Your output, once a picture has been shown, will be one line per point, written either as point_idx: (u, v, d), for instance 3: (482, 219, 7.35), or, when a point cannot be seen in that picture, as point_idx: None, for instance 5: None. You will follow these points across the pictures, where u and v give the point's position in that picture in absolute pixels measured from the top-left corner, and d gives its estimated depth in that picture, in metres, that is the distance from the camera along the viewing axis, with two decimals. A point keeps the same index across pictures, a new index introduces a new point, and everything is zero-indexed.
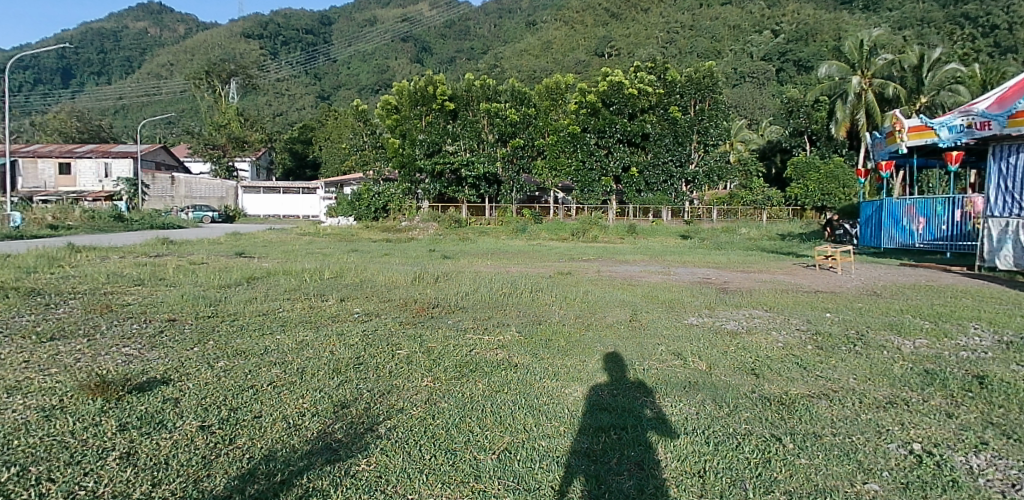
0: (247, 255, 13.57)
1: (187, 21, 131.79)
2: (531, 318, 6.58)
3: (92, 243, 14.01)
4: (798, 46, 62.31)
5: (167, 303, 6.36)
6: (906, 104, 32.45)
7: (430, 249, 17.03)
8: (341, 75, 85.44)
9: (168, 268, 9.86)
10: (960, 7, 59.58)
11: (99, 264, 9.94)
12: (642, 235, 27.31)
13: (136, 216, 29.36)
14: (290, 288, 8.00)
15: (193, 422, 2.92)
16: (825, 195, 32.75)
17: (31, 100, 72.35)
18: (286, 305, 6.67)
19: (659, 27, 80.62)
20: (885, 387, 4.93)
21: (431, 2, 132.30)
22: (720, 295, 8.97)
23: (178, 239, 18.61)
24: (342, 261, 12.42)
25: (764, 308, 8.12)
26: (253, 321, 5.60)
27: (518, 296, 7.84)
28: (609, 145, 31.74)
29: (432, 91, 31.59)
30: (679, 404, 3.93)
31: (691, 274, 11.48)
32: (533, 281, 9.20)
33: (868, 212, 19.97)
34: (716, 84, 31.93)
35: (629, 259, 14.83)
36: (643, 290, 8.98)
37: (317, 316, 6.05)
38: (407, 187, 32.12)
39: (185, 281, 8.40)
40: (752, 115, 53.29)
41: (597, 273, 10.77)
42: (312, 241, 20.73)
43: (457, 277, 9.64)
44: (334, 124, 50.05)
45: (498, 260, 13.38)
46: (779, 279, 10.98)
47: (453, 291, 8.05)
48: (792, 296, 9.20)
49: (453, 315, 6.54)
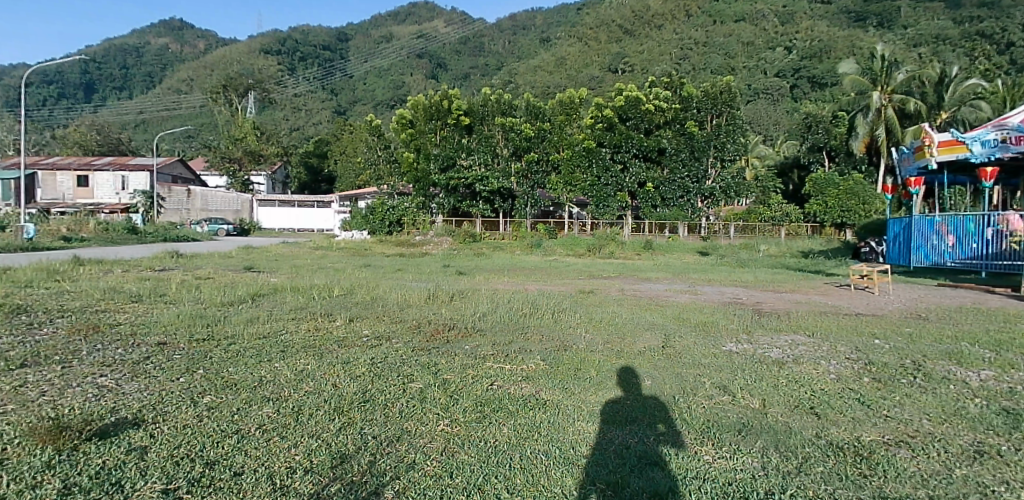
0: (256, 269, 13.21)
1: (208, 37, 134.38)
2: (554, 344, 6.01)
3: (100, 255, 13.75)
4: (813, 63, 61.98)
5: (160, 324, 5.86)
6: (928, 119, 31.74)
7: (444, 265, 16.58)
8: (357, 90, 86.23)
9: (170, 283, 9.44)
10: (976, 25, 59.09)
11: (102, 279, 9.59)
12: (659, 250, 26.80)
13: (150, 228, 29.29)
14: (297, 306, 7.56)
15: (155, 486, 2.39)
16: (845, 212, 31.67)
17: (53, 113, 73.52)
18: (289, 327, 6.15)
19: (672, 44, 80.44)
20: (966, 430, 4.29)
21: (446, 20, 134.07)
22: (758, 318, 8.30)
23: (190, 251, 18.40)
24: (354, 277, 11.98)
25: (807, 334, 7.45)
26: (255, 346, 5.09)
27: (539, 317, 7.26)
28: (625, 160, 31.11)
29: (447, 106, 31.44)
30: (739, 457, 3.36)
31: (720, 293, 10.83)
32: (554, 302, 8.58)
33: (895, 229, 19.13)
34: (735, 100, 31.38)
35: (651, 276, 14.24)
36: (673, 312, 8.37)
37: (322, 340, 5.49)
38: (421, 201, 31.87)
39: (186, 297, 7.94)
40: (768, 131, 52.67)
41: (621, 292, 10.21)
42: (325, 255, 20.47)
43: (474, 296, 9.09)
44: (349, 139, 50.33)
45: (515, 277, 12.87)
46: (814, 299, 10.36)
47: (469, 311, 7.49)
48: (834, 319, 8.52)
49: (471, 339, 5.99)
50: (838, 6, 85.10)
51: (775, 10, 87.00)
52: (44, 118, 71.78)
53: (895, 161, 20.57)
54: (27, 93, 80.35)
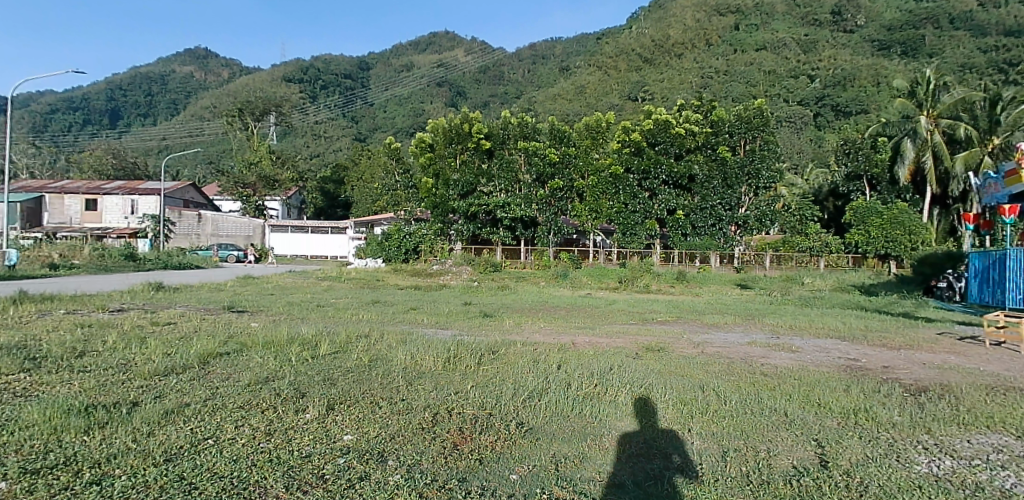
0: (239, 308, 11.03)
1: (232, 66, 136.29)
2: (654, 470, 3.60)
3: (57, 289, 11.67)
4: (837, 90, 59.53)
5: (7, 427, 3.56)
6: (985, 145, 28.99)
7: (464, 303, 14.18)
8: (377, 118, 85.78)
9: (108, 334, 7.16)
10: (1005, 53, 56.33)
11: (22, 327, 7.37)
12: (693, 283, 24.35)
13: (151, 254, 27.49)
14: (255, 381, 5.16)
15: None
16: (890, 243, 28.22)
17: (79, 140, 73.57)
18: (225, 430, 3.82)
19: (693, 73, 78.66)
20: None
21: (466, 49, 134.04)
22: (915, 401, 5.75)
23: (176, 282, 16.32)
24: (355, 323, 9.58)
25: (1014, 435, 4.90)
26: (130, 493, 2.81)
27: (615, 403, 4.89)
28: (653, 187, 28.83)
29: (468, 129, 29.54)
30: None
31: (824, 351, 8.37)
32: (617, 367, 6.18)
33: (978, 265, 16.56)
34: (769, 124, 28.70)
35: (714, 320, 11.72)
36: (794, 390, 5.83)
37: (268, 473, 3.16)
38: (439, 228, 29.97)
39: (109, 361, 5.67)
40: (797, 159, 50.23)
41: (698, 349, 7.80)
42: (332, 286, 18.31)
43: (512, 357, 6.66)
44: (366, 165, 49.13)
45: (553, 320, 10.62)
46: (949, 362, 7.80)
47: (508, 391, 5.08)
48: (1020, 401, 5.91)
49: (518, 456, 3.69)
50: (860, 35, 82.40)
51: (797, 38, 84.51)
52: (69, 144, 71.98)
53: (978, 188, 18.05)
54: (54, 120, 80.93)
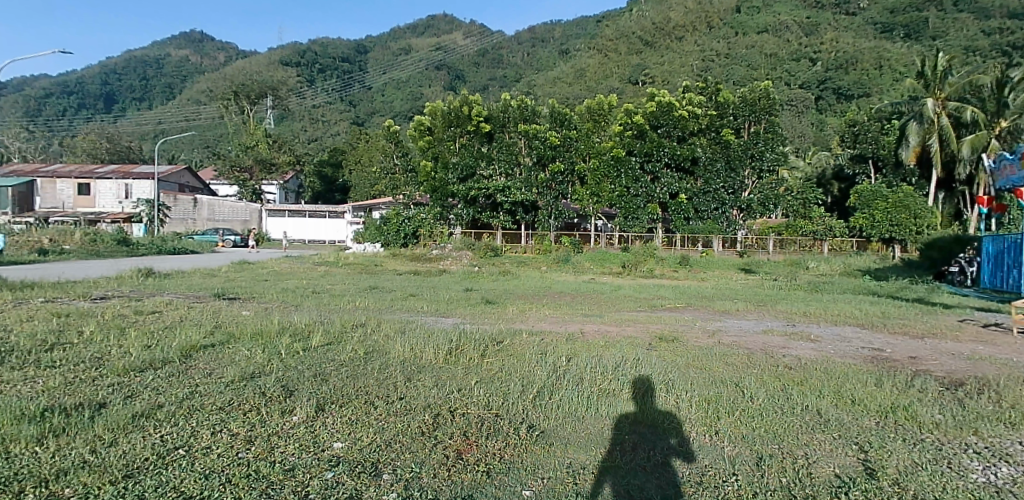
0: (230, 296, 10.59)
1: (229, 50, 134.55)
2: (683, 484, 3.16)
3: (41, 277, 11.19)
4: (840, 73, 58.60)
5: None
6: (995, 127, 28.37)
7: (465, 289, 13.69)
8: (374, 102, 84.71)
9: (85, 324, 6.72)
10: (1009, 36, 55.37)
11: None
12: (697, 267, 23.89)
13: (145, 239, 26.99)
14: (238, 378, 4.70)
15: None
16: (895, 226, 27.72)
17: (75, 124, 72.50)
18: (199, 437, 3.38)
19: (694, 55, 77.53)
20: None
21: (464, 33, 132.15)
22: (954, 396, 5.32)
23: (167, 269, 15.84)
24: (350, 311, 9.16)
25: None
26: None
27: (633, 403, 4.47)
28: (656, 170, 28.19)
29: (467, 112, 28.91)
30: None
31: (845, 340, 7.95)
32: (631, 360, 5.75)
33: (992, 249, 16.10)
34: (775, 106, 28.11)
35: (726, 307, 11.25)
36: (822, 385, 5.40)
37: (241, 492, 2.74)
38: (438, 212, 29.40)
39: (81, 355, 5.22)
40: (799, 143, 49.54)
41: (714, 339, 7.37)
42: (328, 272, 17.82)
43: (519, 349, 6.21)
44: (364, 149, 48.37)
45: (558, 308, 10.22)
46: (978, 352, 7.38)
47: (516, 388, 4.65)
48: None
49: (530, 467, 3.25)
50: (863, 18, 81.12)
51: (799, 20, 83.19)
52: (64, 129, 71.02)
53: (992, 171, 17.49)
54: (48, 104, 79.85)
